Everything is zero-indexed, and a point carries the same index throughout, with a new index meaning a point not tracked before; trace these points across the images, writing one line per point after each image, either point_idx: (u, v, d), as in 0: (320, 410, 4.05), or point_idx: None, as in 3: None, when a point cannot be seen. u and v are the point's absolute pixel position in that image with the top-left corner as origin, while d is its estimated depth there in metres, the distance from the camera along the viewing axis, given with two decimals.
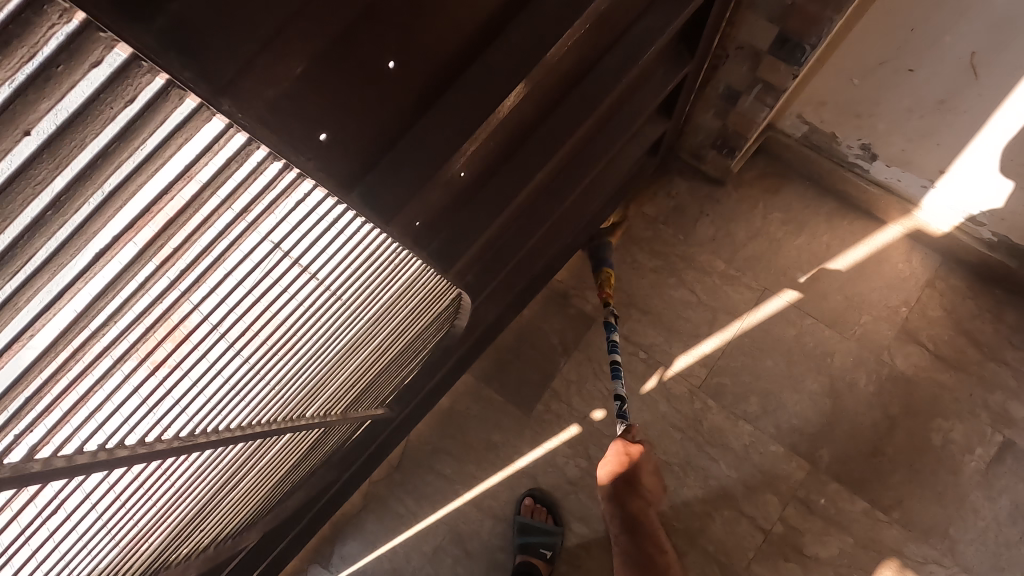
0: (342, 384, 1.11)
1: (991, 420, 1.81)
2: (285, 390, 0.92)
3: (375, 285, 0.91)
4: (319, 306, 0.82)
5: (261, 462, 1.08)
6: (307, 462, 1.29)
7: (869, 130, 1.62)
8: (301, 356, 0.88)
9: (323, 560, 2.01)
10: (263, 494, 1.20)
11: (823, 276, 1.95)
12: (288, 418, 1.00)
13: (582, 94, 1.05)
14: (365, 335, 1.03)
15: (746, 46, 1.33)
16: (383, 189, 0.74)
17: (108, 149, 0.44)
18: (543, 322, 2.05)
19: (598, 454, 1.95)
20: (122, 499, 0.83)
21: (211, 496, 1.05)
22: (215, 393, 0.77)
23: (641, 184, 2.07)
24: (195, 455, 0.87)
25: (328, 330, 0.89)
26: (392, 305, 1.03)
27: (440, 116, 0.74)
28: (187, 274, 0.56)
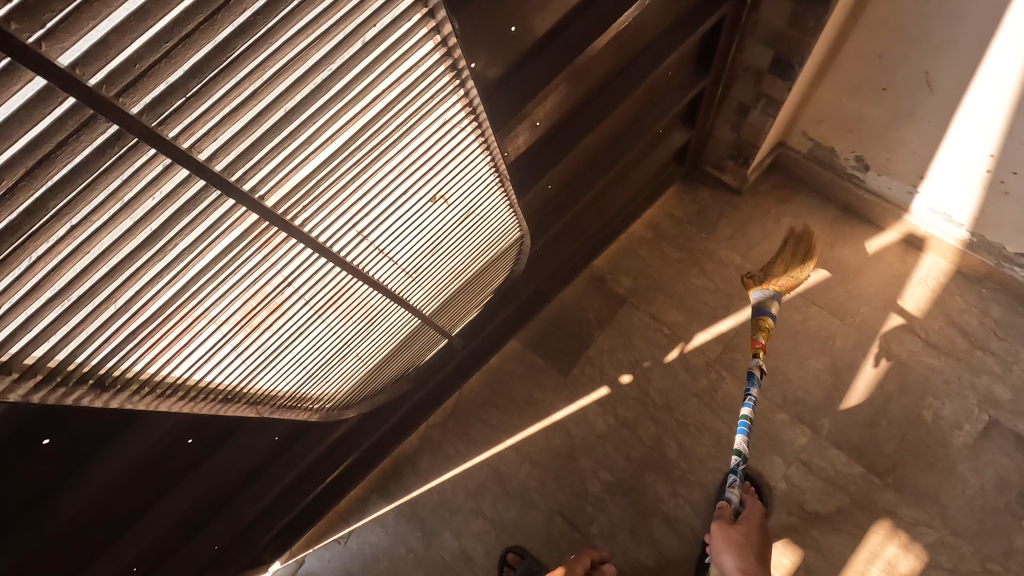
0: (431, 285, 1.49)
1: (978, 401, 2.04)
2: (403, 271, 1.32)
3: (472, 198, 1.31)
4: (435, 204, 1.19)
5: (371, 338, 1.46)
6: (397, 361, 1.69)
7: (859, 143, 1.99)
8: (416, 245, 1.28)
9: (382, 489, 2.35)
10: (365, 371, 1.59)
11: (886, 243, 2.25)
12: (402, 296, 1.41)
13: (617, 85, 1.49)
14: (456, 242, 1.41)
15: (750, 67, 1.76)
16: (495, 112, 1.15)
17: (372, 62, 0.81)
18: (583, 300, 2.42)
19: (624, 412, 2.26)
20: (274, 352, 1.18)
21: (335, 363, 1.43)
22: (365, 252, 1.13)
23: (670, 190, 2.48)
24: (329, 318, 1.24)
25: (437, 226, 1.28)
26: (478, 223, 1.42)
27: (527, 75, 1.17)
28: (379, 146, 0.93)
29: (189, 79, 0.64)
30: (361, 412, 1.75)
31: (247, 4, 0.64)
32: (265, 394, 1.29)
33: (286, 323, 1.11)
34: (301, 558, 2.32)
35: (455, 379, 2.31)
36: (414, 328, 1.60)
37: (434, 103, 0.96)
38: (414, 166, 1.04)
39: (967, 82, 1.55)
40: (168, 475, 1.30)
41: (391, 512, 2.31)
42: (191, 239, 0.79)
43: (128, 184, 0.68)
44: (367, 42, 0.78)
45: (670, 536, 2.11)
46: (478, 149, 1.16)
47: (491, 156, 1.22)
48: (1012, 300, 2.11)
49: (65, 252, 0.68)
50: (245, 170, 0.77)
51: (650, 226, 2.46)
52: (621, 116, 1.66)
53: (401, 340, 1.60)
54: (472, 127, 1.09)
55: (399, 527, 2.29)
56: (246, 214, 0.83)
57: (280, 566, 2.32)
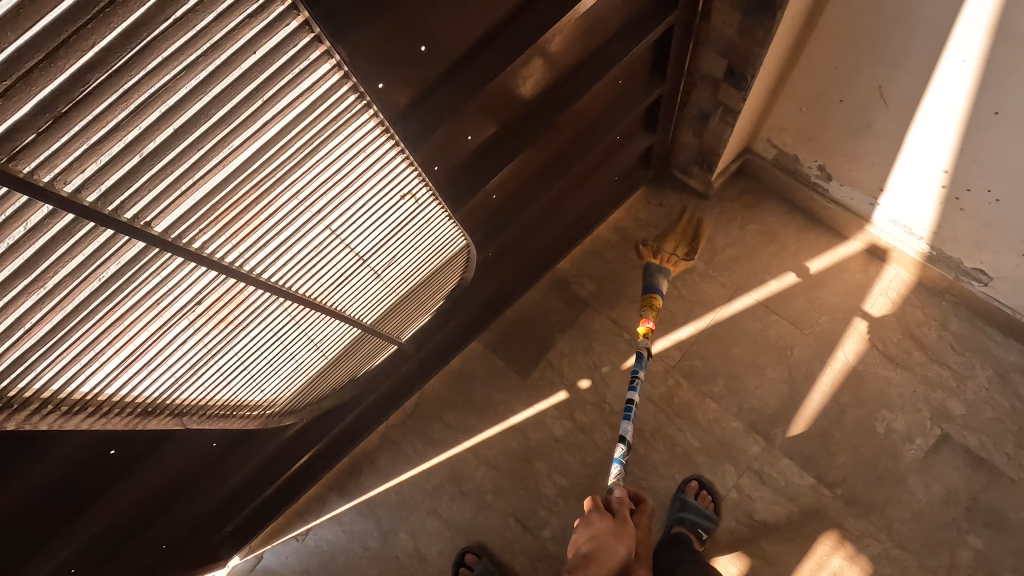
0: (370, 295, 1.48)
1: (931, 414, 2.04)
2: (335, 286, 1.31)
3: (405, 212, 1.29)
4: (361, 221, 1.18)
5: (307, 349, 1.45)
6: (340, 368, 1.69)
7: (820, 153, 1.97)
8: (345, 261, 1.27)
9: (340, 488, 2.36)
10: (305, 380, 1.58)
11: (825, 264, 2.24)
12: (337, 308, 1.40)
13: (560, 95, 1.47)
14: (393, 254, 1.40)
15: (706, 75, 1.73)
16: (411, 130, 1.12)
17: (256, 89, 0.79)
18: (545, 303, 2.41)
19: (581, 417, 2.27)
20: (194, 367, 1.17)
21: (269, 374, 1.42)
22: (285, 270, 1.12)
23: (637, 193, 2.45)
24: (255, 332, 1.23)
25: (368, 241, 1.26)
26: (415, 235, 1.41)
27: (448, 90, 1.14)
28: (281, 169, 0.91)
29: (38, 115, 0.63)
30: (306, 417, 1.75)
31: (94, 39, 0.63)
32: (193, 406, 1.28)
33: (201, 340, 1.10)
34: (259, 554, 2.34)
35: (414, 380, 2.30)
36: (355, 338, 1.59)
37: (337, 124, 0.94)
38: (327, 186, 1.02)
39: (920, 97, 1.52)
40: (94, 486, 1.30)
41: (349, 510, 2.33)
42: (69, 267, 0.78)
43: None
44: (244, 71, 0.76)
45: None
46: (401, 167, 1.14)
47: (418, 172, 1.20)
48: (972, 314, 2.10)
49: None
50: (124, 199, 0.75)
51: (615, 229, 2.44)
52: (570, 125, 1.63)
53: (343, 348, 1.59)
54: (390, 146, 1.06)
55: (356, 525, 2.31)
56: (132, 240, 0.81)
57: (238, 561, 2.34)
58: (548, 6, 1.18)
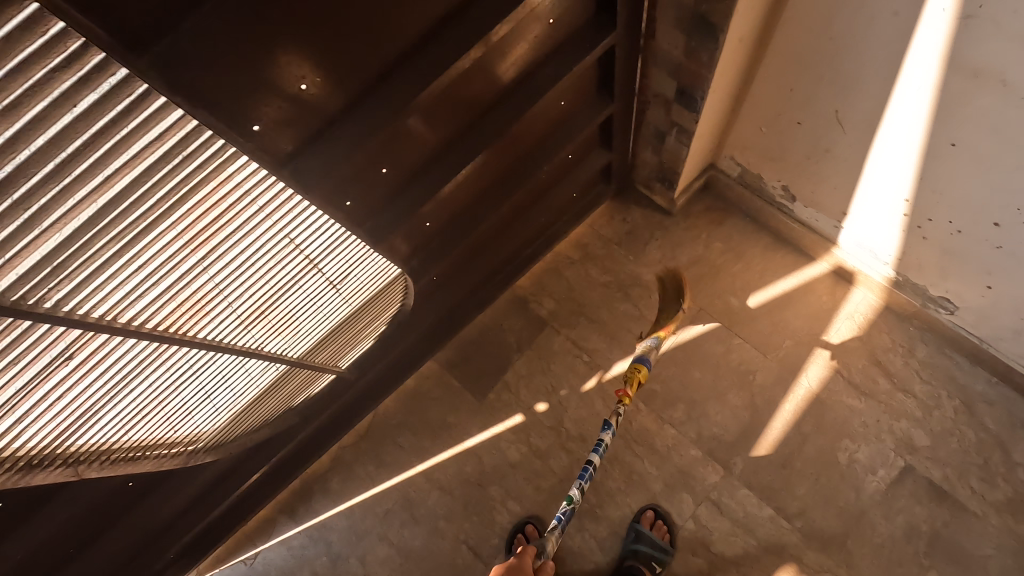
0: (295, 330, 1.42)
1: (895, 445, 1.97)
2: (247, 326, 1.25)
3: (321, 250, 1.22)
4: (265, 265, 1.11)
5: (226, 385, 1.39)
6: (270, 400, 1.63)
7: (783, 172, 1.89)
8: (255, 303, 1.20)
9: (290, 511, 2.29)
10: (228, 414, 1.52)
11: (778, 291, 2.17)
12: (255, 347, 1.34)
13: (493, 119, 1.37)
14: (315, 289, 1.33)
15: (659, 94, 1.66)
16: (306, 169, 1.03)
17: (85, 143, 0.71)
18: (503, 322, 2.33)
19: (537, 441, 2.19)
20: (86, 416, 1.10)
21: (184, 413, 1.35)
22: (178, 316, 1.05)
23: (600, 208, 2.37)
24: (154, 375, 1.16)
25: (279, 281, 1.19)
26: (338, 270, 1.34)
27: (348, 124, 1.06)
28: (145, 221, 0.83)
29: None
30: (236, 449, 1.68)
31: None
32: (93, 452, 1.21)
33: (86, 389, 1.03)
34: None
35: (365, 401, 2.23)
36: (281, 371, 1.53)
37: (210, 169, 0.86)
38: (210, 232, 0.94)
39: (879, 122, 1.44)
40: None
41: (299, 534, 2.26)
42: None
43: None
44: (68, 126, 0.68)
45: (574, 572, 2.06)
46: (304, 206, 1.06)
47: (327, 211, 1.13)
48: (940, 340, 2.02)
49: None
50: None
51: (577, 245, 2.36)
52: (510, 148, 1.54)
53: (271, 380, 1.53)
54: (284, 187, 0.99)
55: (305, 550, 2.24)
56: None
57: None
58: (463, 31, 1.09)
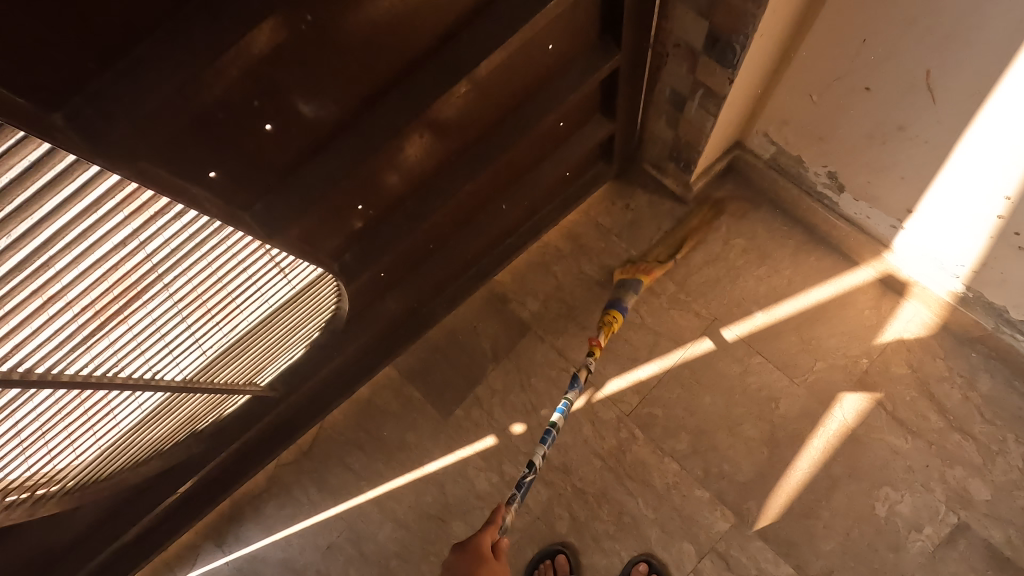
0: (183, 346, 1.10)
1: (946, 497, 1.61)
2: (101, 346, 0.93)
3: (199, 250, 0.91)
4: (101, 270, 0.79)
5: (89, 413, 1.08)
6: (167, 425, 1.30)
7: (832, 156, 1.48)
8: (103, 318, 0.88)
9: (217, 538, 1.94)
10: (104, 444, 1.20)
11: (811, 301, 1.78)
12: (121, 369, 1.02)
13: (450, 57, 0.95)
14: (195, 297, 1.00)
15: (681, 43, 1.25)
16: (95, 114, 0.61)
17: None
18: (477, 325, 1.95)
19: (511, 470, 1.83)
20: None
21: (30, 450, 1.04)
22: None
23: (599, 192, 1.96)
24: None
25: (130, 288, 0.86)
26: (233, 272, 1.03)
27: (165, 42, 0.62)
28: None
29: None
30: (130, 480, 1.36)
31: None
32: None
33: None
34: None
35: (307, 414, 1.86)
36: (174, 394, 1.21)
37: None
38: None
39: (988, 92, 1.06)
40: None
41: (226, 566, 1.91)
42: None
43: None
44: None
45: None
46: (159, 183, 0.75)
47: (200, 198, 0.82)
48: (1007, 371, 1.65)
49: None
50: None
51: (569, 236, 1.96)
52: (480, 109, 1.13)
53: (160, 403, 1.21)
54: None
55: None
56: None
57: None
58: None
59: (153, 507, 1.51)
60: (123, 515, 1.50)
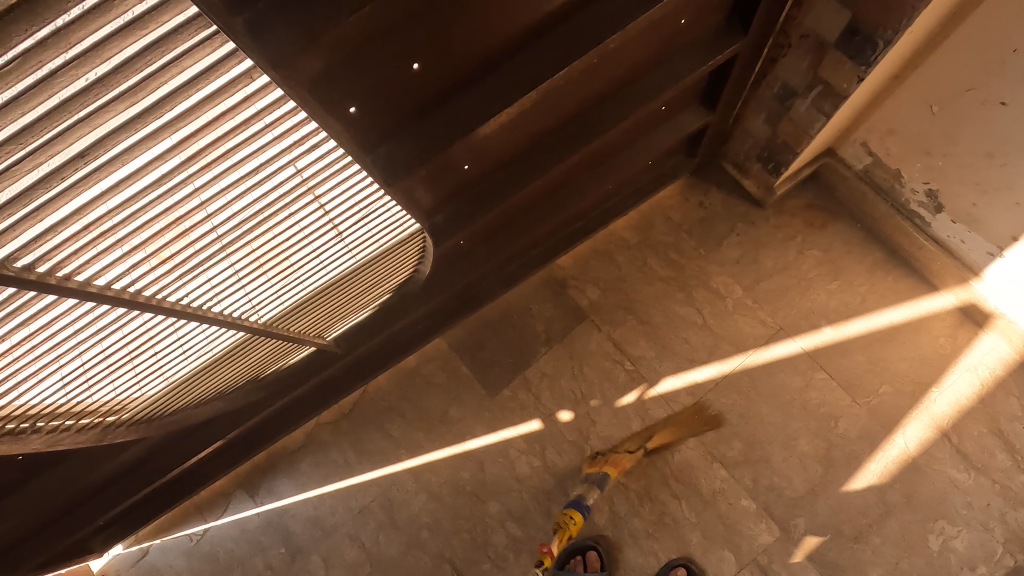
0: (271, 287, 1.08)
1: (1005, 539, 1.55)
2: (205, 276, 0.91)
3: (283, 194, 0.83)
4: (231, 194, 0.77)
5: (174, 342, 1.06)
6: (237, 367, 1.29)
7: (938, 173, 1.42)
8: (216, 246, 0.85)
9: (250, 487, 1.94)
10: (177, 378, 1.18)
11: (883, 322, 1.73)
12: (215, 302, 1.00)
13: (596, 11, 0.90)
14: (300, 240, 0.98)
15: (810, 35, 1.20)
16: (274, 24, 0.59)
17: None
18: (532, 307, 1.91)
19: (554, 457, 1.80)
20: None
21: (114, 373, 1.02)
22: (96, 247, 0.70)
23: (672, 186, 1.92)
24: (67, 324, 0.82)
25: (254, 217, 0.84)
26: (332, 224, 1.00)
27: None
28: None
29: None
30: (192, 419, 1.35)
31: None
32: None
33: None
34: (145, 547, 1.96)
35: (354, 377, 1.83)
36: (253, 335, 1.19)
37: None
38: (110, 111, 0.56)
39: None
40: None
41: (256, 516, 1.92)
42: None
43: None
44: None
45: None
46: (226, 118, 0.65)
47: (274, 138, 0.73)
48: None
49: None
50: None
51: (637, 228, 1.92)
52: (602, 79, 1.09)
53: (238, 343, 1.19)
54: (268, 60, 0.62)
55: (261, 536, 1.90)
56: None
57: (121, 551, 1.97)
58: None
59: (202, 447, 1.50)
60: (169, 453, 1.50)
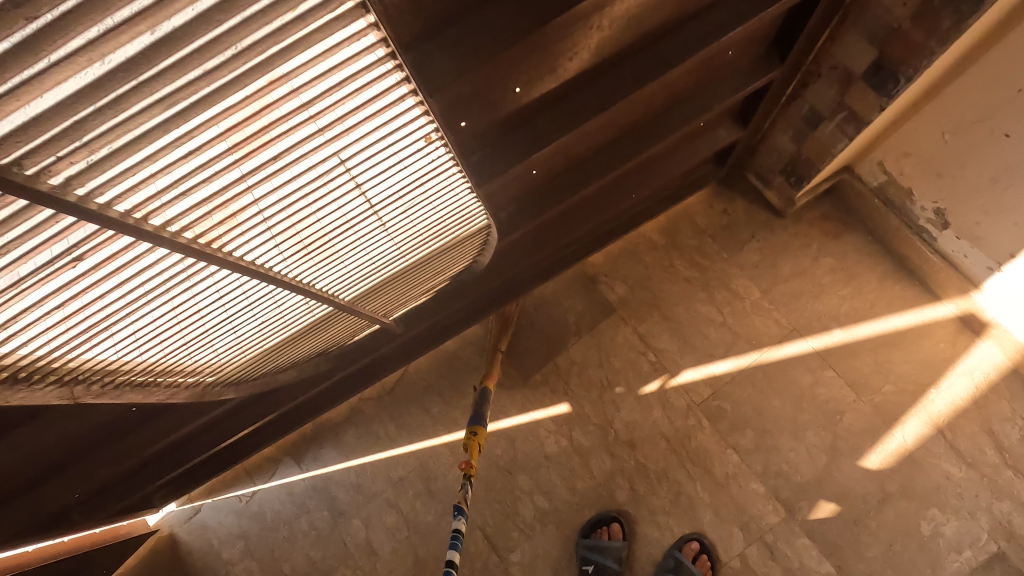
0: (364, 271, 1.18)
1: (990, 527, 1.71)
2: (321, 258, 1.01)
3: (401, 187, 0.93)
4: (361, 186, 0.86)
5: (271, 315, 1.16)
6: (311, 340, 1.40)
7: (946, 193, 1.58)
8: (337, 231, 0.95)
9: (297, 455, 2.11)
10: (261, 348, 1.29)
11: (889, 327, 1.88)
12: (317, 281, 1.10)
13: (659, 50, 1.07)
14: (400, 229, 1.08)
15: (839, 66, 1.35)
16: (427, 62, 0.81)
17: None
18: (564, 300, 2.07)
19: (580, 438, 1.96)
20: (112, 327, 0.87)
21: (217, 337, 1.13)
22: (254, 231, 0.81)
23: (699, 193, 2.08)
24: (202, 293, 0.93)
25: (373, 207, 0.94)
26: (428, 217, 1.10)
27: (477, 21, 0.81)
28: (120, 72, 0.50)
29: None
30: (265, 385, 1.46)
31: None
32: (111, 367, 0.99)
33: (123, 298, 0.81)
34: (197, 506, 2.13)
35: (400, 357, 2.00)
36: (334, 312, 1.30)
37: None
38: (282, 121, 0.65)
39: None
40: None
41: (302, 481, 2.09)
42: None
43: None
44: None
45: None
46: (370, 126, 0.75)
47: (401, 141, 0.82)
48: None
49: None
50: None
51: (665, 231, 2.08)
52: (656, 101, 1.25)
53: (318, 318, 1.30)
54: (304, 43, 0.58)
55: (307, 500, 2.07)
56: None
57: (174, 508, 2.14)
58: None
59: (270, 411, 1.66)
60: (239, 416, 1.66)
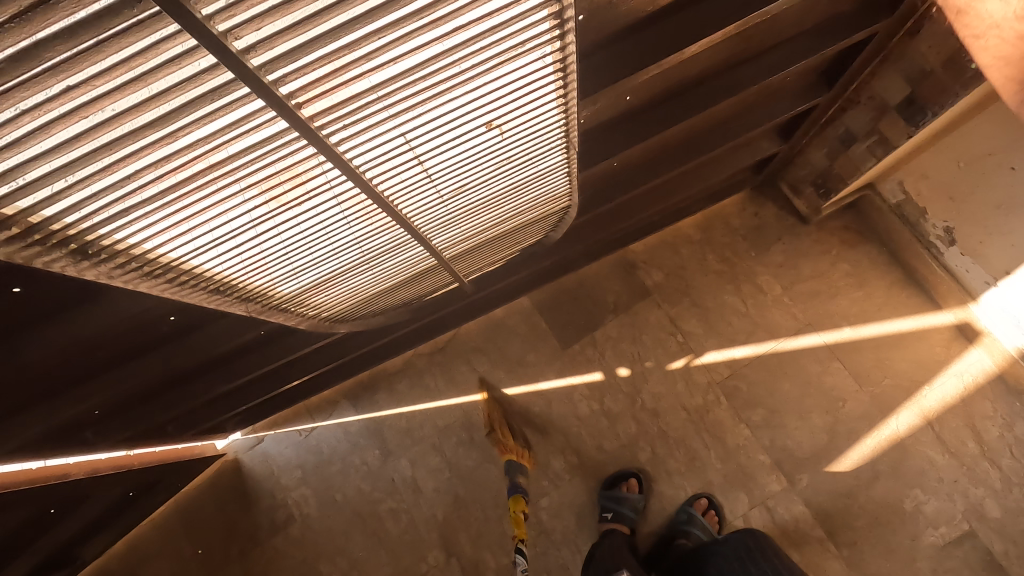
0: (465, 231, 1.38)
1: (965, 508, 1.95)
2: (443, 214, 1.21)
3: (519, 160, 1.14)
4: (494, 155, 1.07)
5: (388, 264, 1.36)
6: (403, 291, 1.61)
7: (954, 214, 1.82)
8: (462, 191, 1.15)
9: (354, 399, 2.36)
10: (367, 293, 1.49)
11: (893, 328, 2.13)
12: (431, 235, 1.30)
13: (725, 81, 1.36)
14: (503, 197, 1.29)
15: (876, 97, 1.59)
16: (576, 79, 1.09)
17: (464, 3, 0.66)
18: (605, 281, 2.32)
19: (610, 403, 2.20)
20: (291, 258, 1.07)
21: (343, 279, 1.32)
22: (414, 185, 1.01)
23: (734, 196, 2.32)
24: (357, 238, 1.12)
25: (494, 175, 1.15)
26: (527, 188, 1.30)
27: (610, 50, 1.10)
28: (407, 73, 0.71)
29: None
30: (355, 326, 1.67)
31: None
32: (269, 293, 1.18)
33: (313, 234, 1.01)
34: (260, 437, 2.38)
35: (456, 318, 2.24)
36: (431, 266, 1.50)
37: (439, 20, 0.66)
38: (473, 105, 0.86)
39: None
40: (146, 341, 1.33)
41: (357, 422, 2.34)
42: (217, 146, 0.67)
43: (24, 87, 0.52)
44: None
45: (591, 537, 2.10)
46: (523, 111, 0.96)
47: (536, 125, 1.03)
48: None
49: (98, 142, 0.59)
50: (302, 84, 0.64)
51: (700, 227, 2.32)
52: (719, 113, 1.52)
53: (417, 272, 1.50)
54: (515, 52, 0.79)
55: (361, 439, 2.32)
56: (203, 122, 0.63)
57: (239, 437, 2.38)
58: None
59: (356, 347, 1.98)
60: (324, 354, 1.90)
